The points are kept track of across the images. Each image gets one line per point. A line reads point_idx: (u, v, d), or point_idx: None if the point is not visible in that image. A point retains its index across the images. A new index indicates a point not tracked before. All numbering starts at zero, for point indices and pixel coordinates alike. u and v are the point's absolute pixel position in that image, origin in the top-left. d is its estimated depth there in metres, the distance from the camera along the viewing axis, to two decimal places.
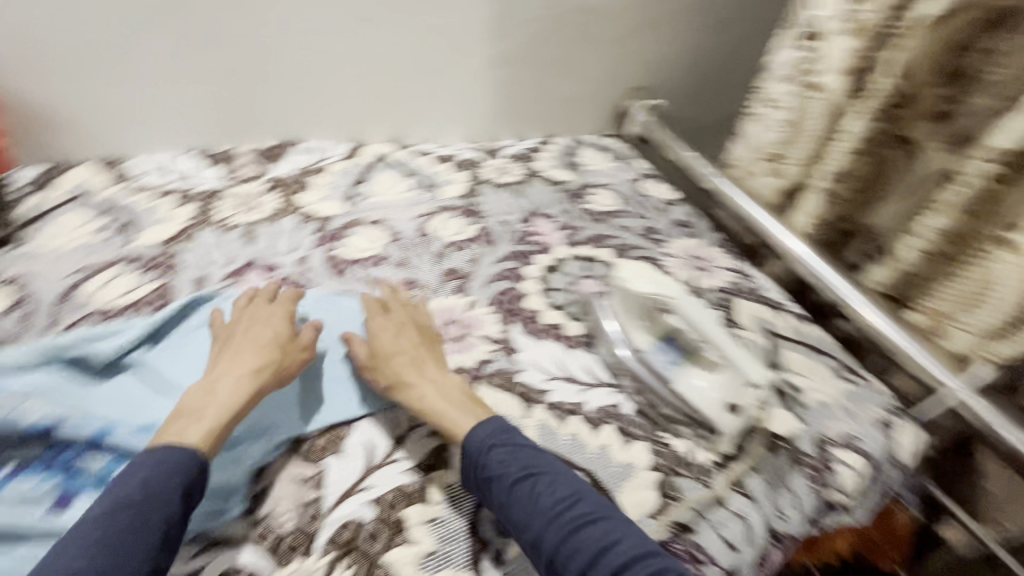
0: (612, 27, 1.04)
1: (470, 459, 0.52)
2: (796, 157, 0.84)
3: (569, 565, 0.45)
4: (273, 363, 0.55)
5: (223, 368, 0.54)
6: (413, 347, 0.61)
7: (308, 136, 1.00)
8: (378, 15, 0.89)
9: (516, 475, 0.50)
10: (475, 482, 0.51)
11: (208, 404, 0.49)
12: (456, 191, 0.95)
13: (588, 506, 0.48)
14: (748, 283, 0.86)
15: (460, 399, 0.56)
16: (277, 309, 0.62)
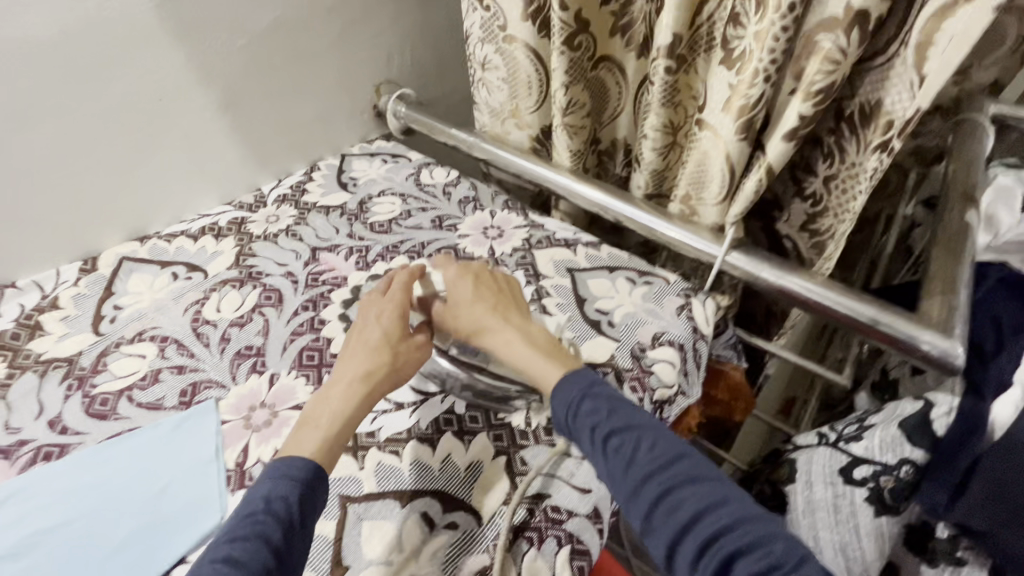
0: (320, 34, 0.99)
1: (564, 405, 0.56)
2: (530, 104, 0.88)
3: (667, 519, 0.50)
4: (384, 366, 0.59)
5: (343, 368, 0.59)
6: (494, 298, 0.65)
7: (20, 275, 0.82)
8: (39, 110, 0.74)
9: (612, 427, 0.54)
10: (569, 429, 0.56)
11: (324, 413, 0.56)
12: (226, 261, 0.86)
13: (689, 466, 0.52)
14: (540, 232, 0.89)
15: (544, 344, 0.62)
16: (395, 296, 0.65)
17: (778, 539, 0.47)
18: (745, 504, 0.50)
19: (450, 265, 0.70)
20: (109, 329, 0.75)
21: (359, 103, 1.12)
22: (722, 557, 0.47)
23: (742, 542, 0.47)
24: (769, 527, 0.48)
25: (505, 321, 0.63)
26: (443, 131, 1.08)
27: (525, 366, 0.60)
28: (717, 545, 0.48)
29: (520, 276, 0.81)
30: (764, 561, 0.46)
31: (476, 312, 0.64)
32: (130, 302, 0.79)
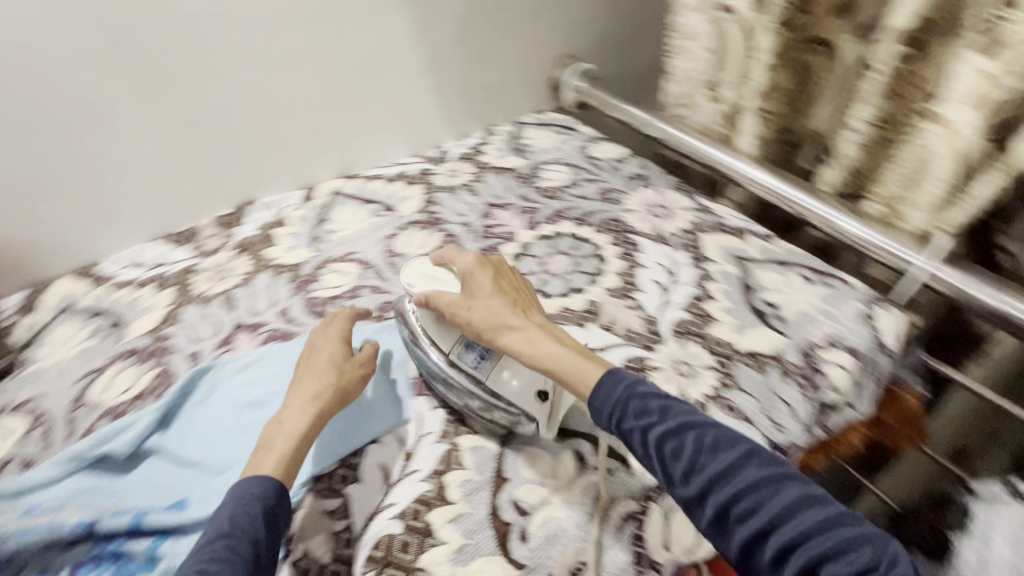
0: (520, 7, 1.06)
1: (612, 413, 0.49)
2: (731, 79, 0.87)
3: (740, 526, 0.42)
4: (331, 385, 0.59)
5: (289, 397, 0.59)
6: (513, 296, 0.59)
7: (261, 193, 1.00)
8: (299, 56, 0.90)
9: (667, 429, 0.46)
10: (619, 434, 0.49)
11: (276, 432, 0.55)
12: (414, 206, 0.96)
13: (759, 467, 0.43)
14: (710, 217, 0.87)
15: (572, 347, 0.55)
16: (336, 330, 0.66)
17: (871, 543, 0.39)
18: (827, 503, 0.41)
19: (458, 252, 0.62)
20: (323, 247, 0.89)
21: (540, 73, 1.16)
22: (805, 563, 0.39)
23: (826, 547, 0.39)
24: (859, 528, 0.40)
25: (528, 319, 0.56)
26: (617, 108, 1.10)
27: (555, 366, 0.53)
28: (799, 552, 0.39)
29: (685, 257, 0.80)
30: (852, 570, 0.38)
31: (496, 307, 0.56)
32: (338, 228, 0.93)
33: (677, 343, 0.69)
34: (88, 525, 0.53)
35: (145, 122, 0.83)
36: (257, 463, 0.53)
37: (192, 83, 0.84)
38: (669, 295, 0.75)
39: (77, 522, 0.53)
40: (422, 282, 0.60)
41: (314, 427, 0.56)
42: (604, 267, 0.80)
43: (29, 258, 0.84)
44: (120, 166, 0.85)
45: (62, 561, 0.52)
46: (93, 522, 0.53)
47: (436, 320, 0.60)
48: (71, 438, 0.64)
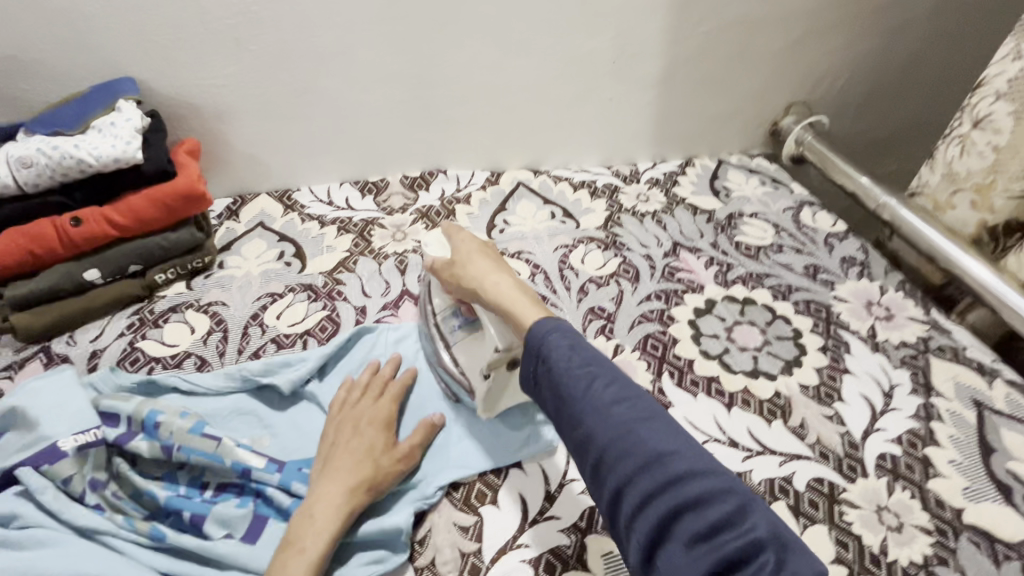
0: (773, 39, 0.94)
1: (532, 354, 0.47)
2: (1007, 188, 0.74)
3: (616, 472, 0.39)
4: (365, 482, 0.51)
5: (323, 482, 0.51)
6: (488, 250, 0.60)
7: (448, 164, 0.97)
8: (536, 43, 0.85)
9: (576, 367, 0.44)
10: (535, 374, 0.46)
11: (306, 532, 0.47)
12: (595, 221, 0.90)
13: (638, 411, 0.41)
14: (944, 337, 0.73)
15: (529, 295, 0.54)
16: (379, 408, 0.58)
17: (737, 500, 0.37)
18: (700, 458, 0.39)
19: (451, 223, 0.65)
20: (498, 238, 0.86)
21: (765, 115, 1.04)
22: (663, 514, 0.37)
23: (687, 496, 0.37)
24: (730, 485, 0.37)
25: (494, 269, 0.57)
26: (849, 175, 0.97)
27: (509, 307, 0.53)
28: (658, 501, 0.37)
29: (905, 379, 0.67)
30: (705, 523, 0.36)
31: (468, 257, 0.59)
32: (517, 223, 0.89)
33: (884, 483, 0.57)
34: (245, 468, 0.52)
35: (380, 75, 0.83)
36: (284, 563, 0.46)
37: (434, 52, 0.83)
38: (880, 419, 0.63)
39: (237, 460, 0.52)
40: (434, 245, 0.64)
41: (343, 529, 0.49)
42: (801, 356, 0.70)
43: (236, 168, 0.87)
44: (346, 113, 0.86)
45: (210, 480, 0.53)
46: (251, 467, 0.52)
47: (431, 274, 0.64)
48: (241, 355, 0.67)
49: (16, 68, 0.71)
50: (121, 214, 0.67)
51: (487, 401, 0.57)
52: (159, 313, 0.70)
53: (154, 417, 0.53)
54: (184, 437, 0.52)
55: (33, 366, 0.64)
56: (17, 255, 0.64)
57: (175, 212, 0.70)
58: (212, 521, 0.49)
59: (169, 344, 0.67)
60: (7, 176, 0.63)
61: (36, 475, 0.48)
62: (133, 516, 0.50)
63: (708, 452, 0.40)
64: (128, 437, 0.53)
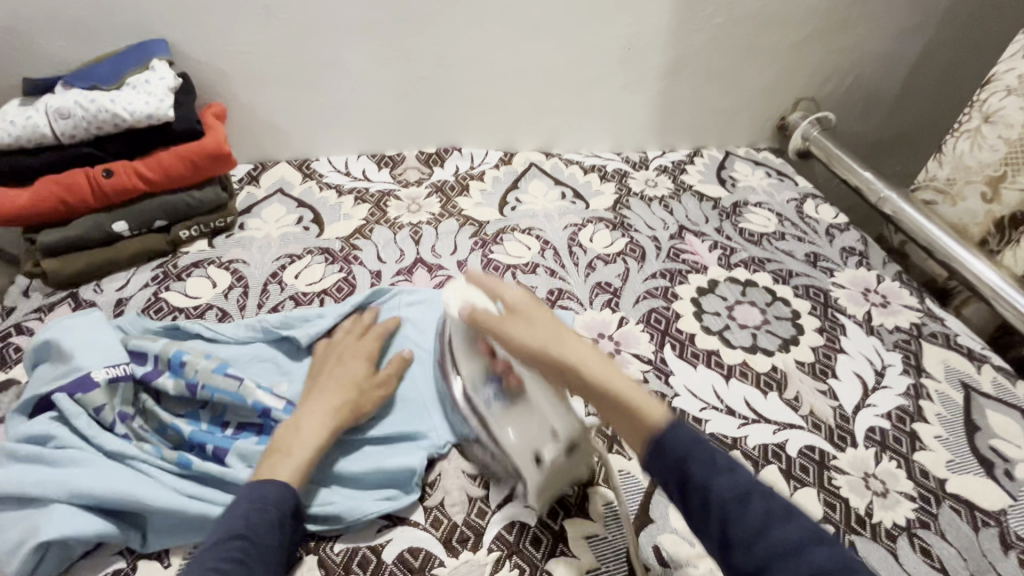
0: (784, 34, 0.96)
1: (669, 460, 0.39)
2: (1018, 182, 0.77)
3: None
4: (348, 403, 0.55)
5: (307, 402, 0.54)
6: (541, 314, 0.48)
7: (462, 143, 0.99)
8: (557, 26, 0.87)
9: (733, 490, 0.36)
10: (671, 482, 0.39)
11: (294, 441, 0.50)
12: (604, 203, 0.93)
13: (831, 552, 0.34)
14: (937, 324, 0.75)
15: (628, 379, 0.44)
16: (361, 344, 0.62)
17: None
18: None
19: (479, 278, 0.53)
20: (509, 214, 0.89)
21: (774, 109, 1.06)
22: None
23: None
24: None
25: (575, 344, 0.46)
26: (853, 171, 0.99)
27: (613, 389, 0.43)
28: None
29: (897, 360, 0.70)
30: None
31: (531, 328, 0.47)
32: (528, 201, 0.92)
33: (871, 453, 0.60)
34: (265, 408, 0.54)
35: (403, 50, 0.85)
36: (273, 467, 0.48)
37: (457, 29, 0.85)
38: (871, 395, 0.66)
39: (257, 400, 0.54)
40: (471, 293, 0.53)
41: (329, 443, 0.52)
42: (799, 335, 0.72)
43: (257, 136, 0.90)
44: (369, 85, 0.88)
45: (231, 418, 0.55)
46: (271, 407, 0.54)
47: (471, 341, 0.54)
48: (261, 310, 0.69)
49: (52, 24, 0.73)
50: (150, 169, 0.69)
51: (541, 490, 0.51)
52: (182, 267, 0.72)
53: (180, 357, 0.56)
54: (208, 376, 0.55)
55: (61, 310, 0.67)
56: (49, 203, 0.66)
57: (201, 171, 0.73)
58: (234, 454, 0.51)
59: (192, 296, 0.70)
60: (45, 126, 0.65)
61: (71, 401, 0.50)
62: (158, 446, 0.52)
63: None
64: (155, 374, 0.55)
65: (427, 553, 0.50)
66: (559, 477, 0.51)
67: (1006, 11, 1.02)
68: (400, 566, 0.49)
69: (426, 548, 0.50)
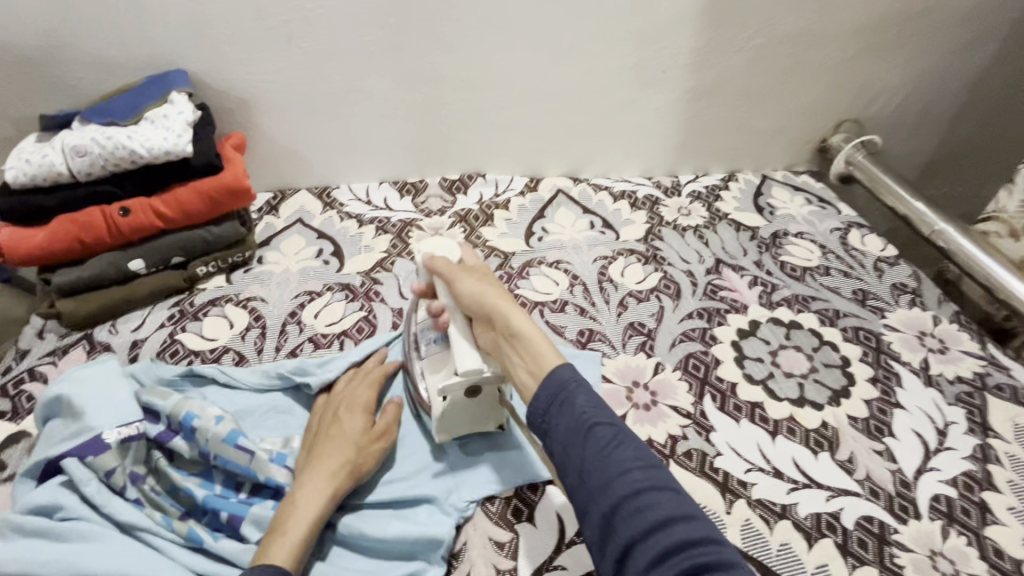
0: (828, 54, 0.90)
1: (552, 392, 0.44)
2: None
3: (625, 527, 0.38)
4: (347, 464, 0.51)
5: (303, 467, 0.51)
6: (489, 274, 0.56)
7: (487, 168, 0.96)
8: (586, 49, 0.83)
9: (600, 417, 0.42)
10: (548, 410, 0.44)
11: (290, 515, 0.47)
12: (636, 233, 0.88)
13: (647, 475, 0.40)
14: (1002, 374, 0.69)
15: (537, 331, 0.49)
16: (360, 393, 0.58)
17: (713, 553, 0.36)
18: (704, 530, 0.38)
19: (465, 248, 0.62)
20: (536, 245, 0.85)
21: (814, 131, 1.00)
22: (650, 562, 0.37)
23: (684, 558, 0.36)
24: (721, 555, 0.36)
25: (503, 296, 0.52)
26: (902, 199, 0.93)
27: (520, 334, 0.48)
28: (652, 550, 0.37)
29: (960, 417, 0.64)
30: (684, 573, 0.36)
31: (470, 278, 0.54)
32: (555, 231, 0.87)
33: (937, 527, 0.55)
34: (279, 485, 0.52)
35: (429, 75, 0.82)
36: (270, 546, 0.45)
37: (483, 54, 0.81)
38: (933, 458, 0.60)
39: (270, 476, 0.52)
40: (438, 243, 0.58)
41: (327, 511, 0.49)
42: (849, 386, 0.67)
43: (277, 163, 0.87)
44: (390, 112, 0.85)
45: (244, 482, 0.52)
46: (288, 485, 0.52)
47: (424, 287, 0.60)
48: (279, 353, 0.67)
49: (72, 55, 0.72)
50: (168, 206, 0.67)
51: (443, 424, 0.55)
52: (199, 305, 0.70)
53: (191, 420, 0.52)
54: (218, 446, 0.51)
55: (75, 353, 0.65)
56: (64, 243, 0.64)
57: (219, 206, 0.70)
58: (249, 522, 0.49)
59: (208, 338, 0.67)
60: (61, 164, 0.63)
61: (81, 465, 0.48)
62: (169, 513, 0.49)
63: (708, 520, 0.39)
64: (169, 434, 0.52)
65: None
66: (461, 413, 0.55)
67: None
68: None
69: None
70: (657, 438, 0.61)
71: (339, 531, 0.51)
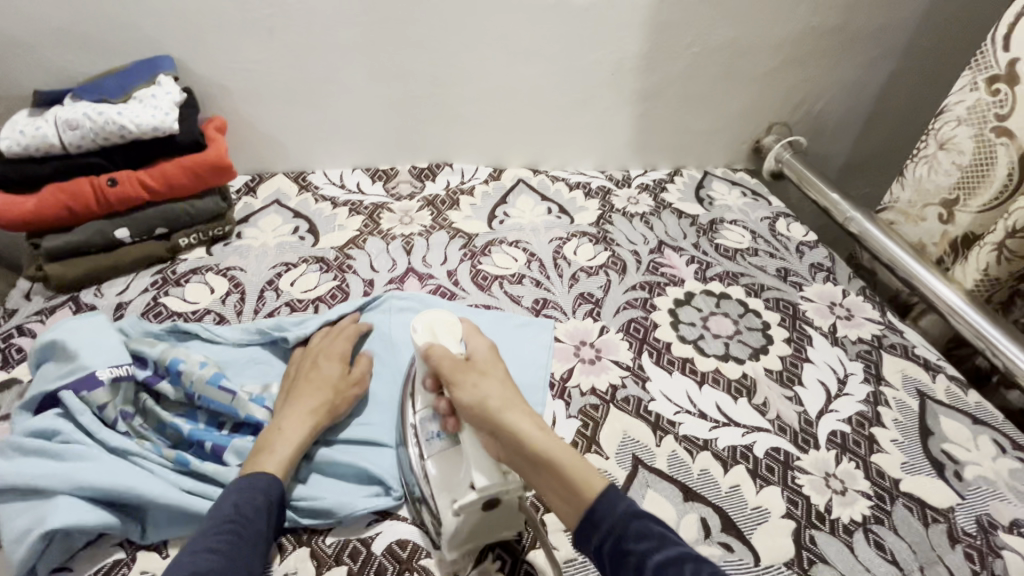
0: (756, 63, 1.02)
1: (608, 530, 0.46)
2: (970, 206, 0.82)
3: None
4: (327, 402, 0.58)
5: (286, 404, 0.57)
6: (501, 377, 0.55)
7: (454, 158, 1.03)
8: (541, 51, 0.92)
9: (661, 557, 0.43)
10: (611, 556, 0.46)
11: (277, 440, 0.53)
12: (589, 218, 0.97)
13: None
14: (896, 336, 0.80)
15: (563, 452, 0.51)
16: (335, 346, 0.64)
17: None
18: None
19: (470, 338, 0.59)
20: (497, 227, 0.93)
21: (749, 133, 1.12)
22: None
23: None
24: None
25: (523, 409, 0.53)
26: (823, 193, 1.06)
27: (554, 457, 0.50)
28: None
29: (858, 369, 0.75)
30: None
31: (487, 387, 0.53)
32: (515, 215, 0.96)
33: (832, 455, 0.64)
34: (258, 422, 0.57)
35: (399, 69, 0.90)
36: (258, 462, 0.51)
37: (450, 53, 0.90)
38: (833, 401, 0.70)
39: (251, 414, 0.57)
40: (439, 327, 0.57)
41: (309, 439, 0.55)
42: (768, 345, 0.77)
43: (255, 149, 0.93)
44: (363, 103, 0.92)
45: (226, 420, 0.58)
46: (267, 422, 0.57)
47: (423, 382, 0.57)
48: (257, 315, 0.72)
49: (61, 39, 0.77)
50: (154, 179, 0.72)
51: (455, 538, 0.50)
52: (181, 273, 0.75)
53: (177, 365, 0.58)
54: (202, 387, 0.57)
55: (61, 313, 0.69)
56: (53, 209, 0.69)
57: (202, 181, 0.76)
58: (231, 451, 0.54)
59: (190, 301, 0.72)
60: (53, 136, 0.68)
61: (76, 399, 0.53)
62: (158, 444, 0.54)
63: None
64: (156, 379, 0.58)
65: (414, 544, 0.53)
66: (478, 527, 0.50)
67: (970, 42, 1.09)
68: (389, 557, 0.52)
69: (413, 540, 0.53)
70: (599, 387, 0.70)
71: (316, 459, 0.57)
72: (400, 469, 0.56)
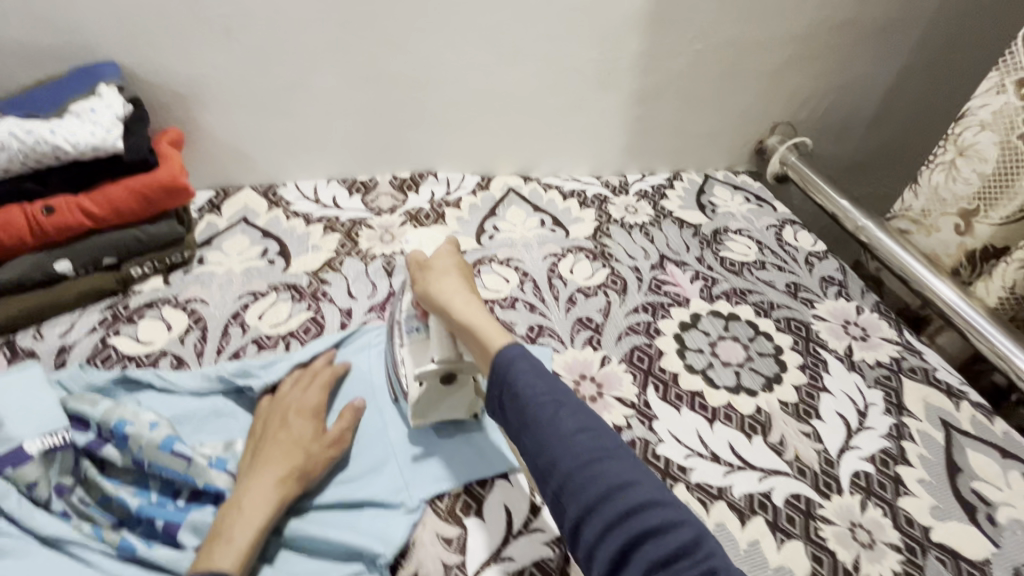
0: (759, 59, 0.95)
1: (498, 380, 0.49)
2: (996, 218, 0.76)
3: (577, 499, 0.42)
4: (296, 469, 0.51)
5: (248, 473, 0.50)
6: (452, 269, 0.59)
7: (438, 167, 0.96)
8: (532, 51, 0.85)
9: (542, 396, 0.47)
10: (498, 403, 0.49)
11: (233, 521, 0.46)
12: (585, 230, 0.90)
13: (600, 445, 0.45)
14: (915, 358, 0.75)
15: (483, 321, 0.54)
16: (309, 398, 0.58)
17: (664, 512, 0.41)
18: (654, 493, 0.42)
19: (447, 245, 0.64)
20: (487, 243, 0.86)
21: (752, 133, 1.06)
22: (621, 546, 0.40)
23: (648, 523, 0.41)
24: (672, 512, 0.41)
25: (457, 287, 0.57)
26: (832, 199, 1.00)
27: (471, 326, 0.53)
28: (615, 531, 0.41)
29: (878, 399, 0.69)
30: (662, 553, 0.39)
31: (431, 275, 0.58)
32: (506, 229, 0.88)
33: (857, 501, 0.59)
34: (219, 491, 0.50)
35: (375, 73, 0.81)
36: (211, 554, 0.44)
37: (431, 55, 0.82)
38: (855, 437, 0.65)
39: (210, 483, 0.50)
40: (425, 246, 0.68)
41: (273, 518, 0.48)
42: (782, 373, 0.71)
43: (218, 161, 0.84)
44: (336, 109, 0.84)
45: (182, 489, 0.51)
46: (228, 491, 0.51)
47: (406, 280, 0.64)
48: (220, 356, 0.65)
49: None
50: (96, 205, 0.64)
51: (419, 410, 0.57)
52: (134, 308, 0.67)
53: (122, 428, 0.50)
54: (153, 453, 0.49)
55: None
56: None
57: (153, 205, 0.67)
58: (187, 528, 0.48)
59: (144, 342, 0.65)
60: None
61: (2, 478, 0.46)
62: (102, 524, 0.48)
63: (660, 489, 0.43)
64: (99, 443, 0.50)
65: None
66: (440, 402, 0.57)
67: (981, 34, 1.03)
68: None
69: None
70: None
71: (285, 537, 0.50)
72: (380, 546, 0.50)
